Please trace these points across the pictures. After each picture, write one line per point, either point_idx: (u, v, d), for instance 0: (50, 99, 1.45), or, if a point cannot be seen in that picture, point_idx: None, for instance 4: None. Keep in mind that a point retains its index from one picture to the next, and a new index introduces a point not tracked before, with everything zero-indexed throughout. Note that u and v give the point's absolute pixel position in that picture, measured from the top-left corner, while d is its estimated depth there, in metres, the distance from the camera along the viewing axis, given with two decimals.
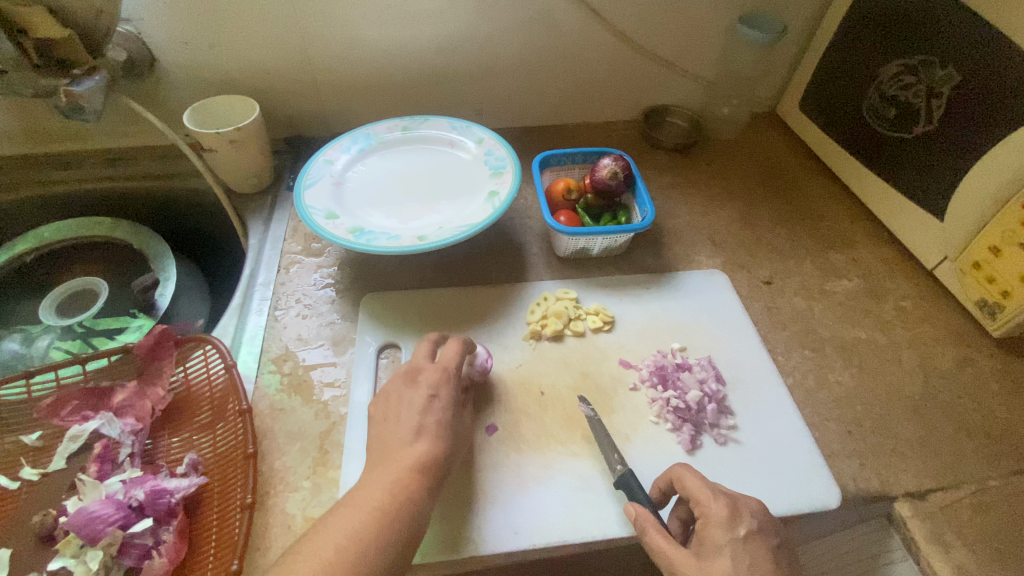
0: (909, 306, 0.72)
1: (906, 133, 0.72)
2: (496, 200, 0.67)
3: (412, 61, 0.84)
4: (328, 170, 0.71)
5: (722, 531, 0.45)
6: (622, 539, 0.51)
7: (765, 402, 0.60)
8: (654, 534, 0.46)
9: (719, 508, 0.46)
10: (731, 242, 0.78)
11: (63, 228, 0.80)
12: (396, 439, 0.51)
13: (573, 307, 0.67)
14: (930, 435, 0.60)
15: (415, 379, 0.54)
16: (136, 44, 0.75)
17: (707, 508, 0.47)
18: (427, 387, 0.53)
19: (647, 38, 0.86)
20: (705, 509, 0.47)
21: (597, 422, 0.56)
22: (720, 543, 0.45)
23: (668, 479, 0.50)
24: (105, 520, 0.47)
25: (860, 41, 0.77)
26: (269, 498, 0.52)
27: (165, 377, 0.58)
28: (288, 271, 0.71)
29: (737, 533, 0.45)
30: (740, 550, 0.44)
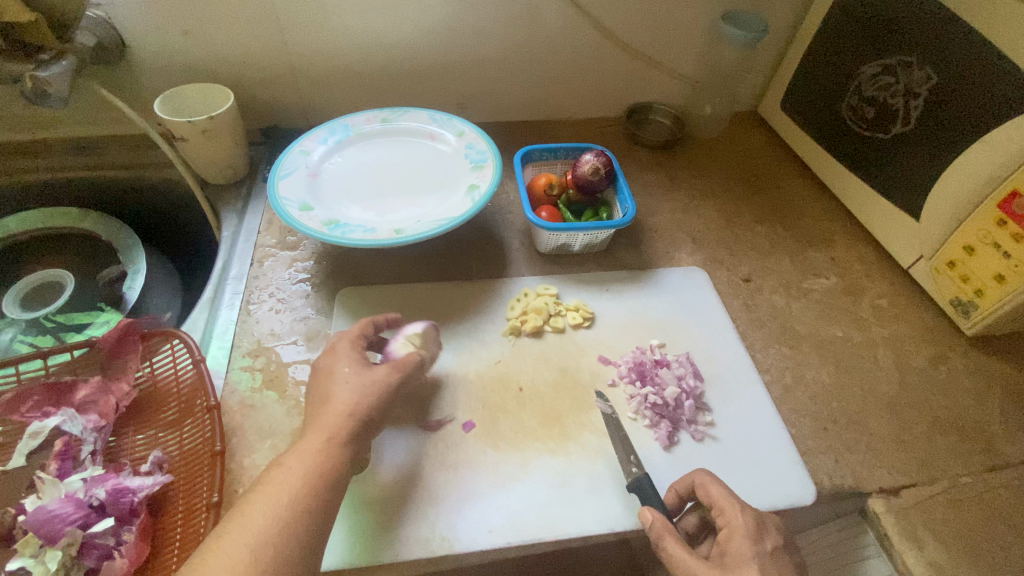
0: (885, 305, 0.72)
1: (884, 133, 0.72)
2: (476, 194, 0.66)
3: (393, 52, 0.82)
4: (304, 162, 0.70)
5: (750, 544, 0.45)
6: (598, 536, 0.51)
7: (743, 399, 0.60)
8: (672, 540, 0.46)
9: (745, 521, 0.46)
10: (712, 240, 0.78)
11: (30, 219, 0.77)
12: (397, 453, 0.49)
13: (553, 303, 0.66)
14: (904, 432, 0.61)
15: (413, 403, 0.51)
16: (106, 29, 0.72)
17: (732, 520, 0.46)
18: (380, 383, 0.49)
19: (630, 34, 0.86)
20: (730, 520, 0.46)
21: (613, 419, 0.57)
22: (745, 554, 0.44)
23: (689, 485, 0.50)
24: (63, 520, 0.45)
25: (840, 41, 0.78)
26: (237, 496, 0.51)
27: (131, 373, 0.56)
28: (262, 265, 0.70)
29: (763, 547, 0.45)
30: (767, 563, 0.44)
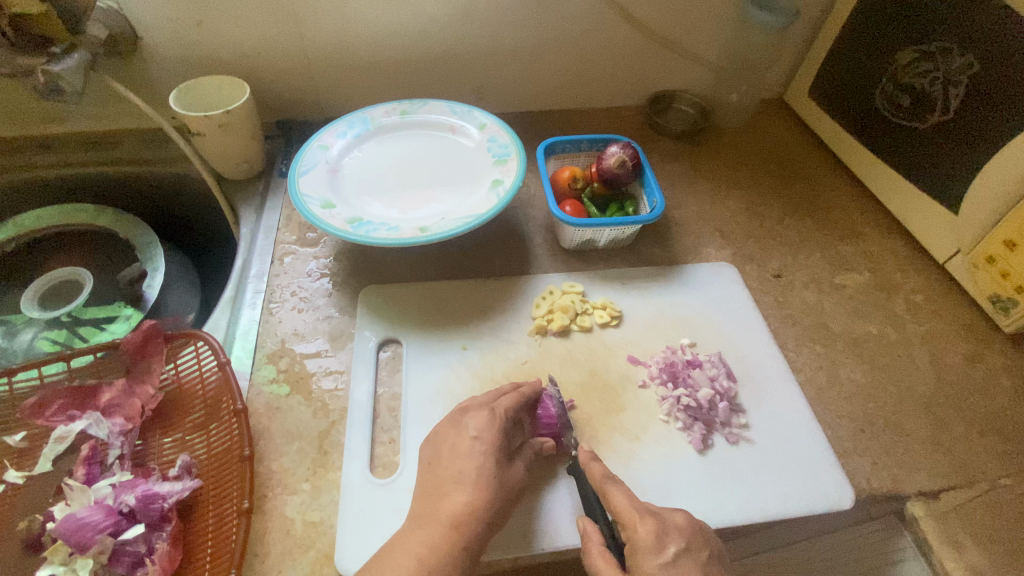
0: (920, 301, 0.70)
1: (921, 123, 0.69)
2: (501, 190, 0.65)
3: (411, 41, 0.80)
4: (323, 157, 0.68)
5: (649, 556, 0.43)
6: None
7: (777, 400, 0.59)
8: (601, 554, 0.45)
9: (645, 533, 0.43)
10: (740, 234, 0.76)
11: (45, 216, 0.76)
12: (434, 464, 0.48)
13: (579, 302, 0.65)
14: (942, 434, 0.59)
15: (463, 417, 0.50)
16: (118, 20, 0.70)
17: (633, 532, 0.44)
18: (472, 429, 0.49)
19: (654, 19, 0.83)
20: (631, 532, 0.44)
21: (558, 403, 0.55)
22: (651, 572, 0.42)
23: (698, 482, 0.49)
24: (94, 528, 0.45)
25: (875, 26, 0.74)
26: (267, 501, 0.50)
27: (155, 375, 0.55)
28: (282, 262, 0.69)
29: (666, 557, 0.43)
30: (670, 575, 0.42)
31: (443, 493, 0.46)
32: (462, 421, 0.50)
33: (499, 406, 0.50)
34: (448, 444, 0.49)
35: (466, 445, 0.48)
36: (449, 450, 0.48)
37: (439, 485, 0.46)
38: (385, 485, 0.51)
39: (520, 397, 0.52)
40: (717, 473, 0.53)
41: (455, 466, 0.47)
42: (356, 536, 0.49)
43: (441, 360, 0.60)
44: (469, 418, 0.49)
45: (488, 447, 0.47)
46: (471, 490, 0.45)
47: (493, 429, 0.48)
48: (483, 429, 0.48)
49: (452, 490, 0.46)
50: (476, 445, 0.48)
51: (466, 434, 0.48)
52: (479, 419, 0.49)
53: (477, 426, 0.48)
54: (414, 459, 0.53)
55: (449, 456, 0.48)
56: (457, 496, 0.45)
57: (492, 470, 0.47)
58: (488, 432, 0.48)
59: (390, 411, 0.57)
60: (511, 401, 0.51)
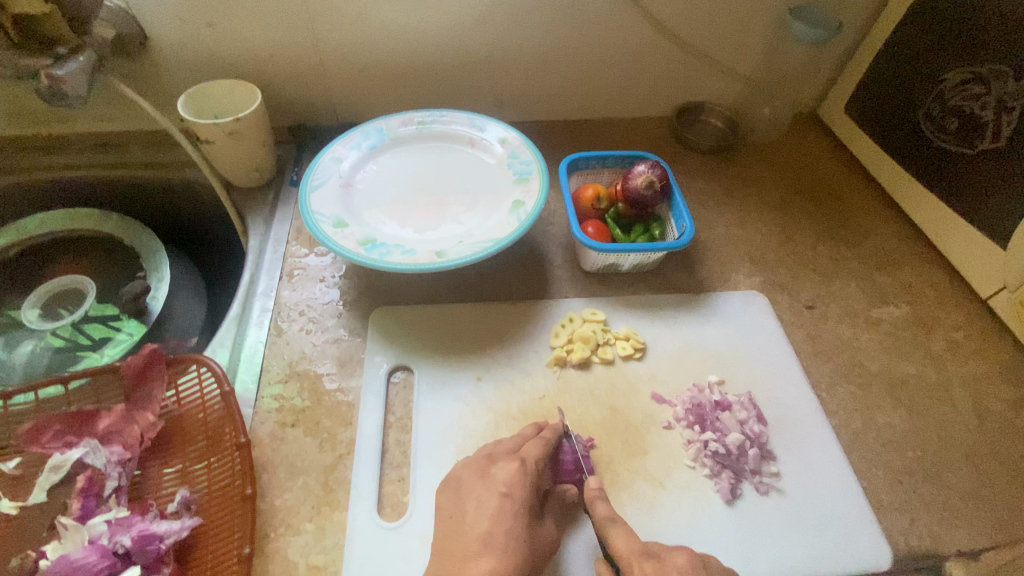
0: (961, 339, 0.66)
1: (970, 148, 0.65)
2: (522, 212, 0.61)
3: (429, 44, 0.76)
4: (336, 170, 0.65)
5: (634, 539, 0.44)
6: None
7: (809, 447, 0.56)
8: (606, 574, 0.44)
9: None
10: (770, 259, 0.72)
11: (49, 221, 0.74)
12: (456, 518, 0.46)
13: (601, 332, 0.62)
14: (984, 487, 0.55)
15: (491, 466, 0.49)
16: (126, 20, 0.67)
17: None
18: (501, 484, 0.47)
19: (685, 29, 0.79)
20: None
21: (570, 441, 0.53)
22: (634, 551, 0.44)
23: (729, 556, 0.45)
24: (88, 570, 0.43)
25: (922, 43, 0.70)
26: (269, 542, 0.48)
27: (156, 401, 0.52)
28: (291, 278, 0.66)
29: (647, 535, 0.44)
30: None
31: (470, 555, 0.44)
32: (490, 473, 0.48)
33: (528, 456, 0.49)
34: (475, 499, 0.47)
35: (495, 502, 0.46)
36: (475, 507, 0.46)
37: (463, 546, 0.45)
38: (394, 529, 0.49)
39: (546, 443, 0.50)
40: (744, 527, 0.51)
41: (482, 526, 0.45)
42: None
43: (455, 392, 0.57)
44: (498, 470, 0.48)
45: (518, 506, 0.46)
46: (492, 552, 0.44)
47: (522, 485, 0.47)
48: (512, 485, 0.47)
49: (479, 553, 0.44)
50: (506, 503, 0.46)
51: (495, 489, 0.47)
52: (509, 471, 0.48)
53: (506, 481, 0.47)
54: (425, 501, 0.50)
55: (476, 513, 0.46)
56: (484, 561, 0.43)
57: (524, 532, 0.45)
58: (518, 488, 0.47)
59: (400, 446, 0.54)
60: (540, 449, 0.50)
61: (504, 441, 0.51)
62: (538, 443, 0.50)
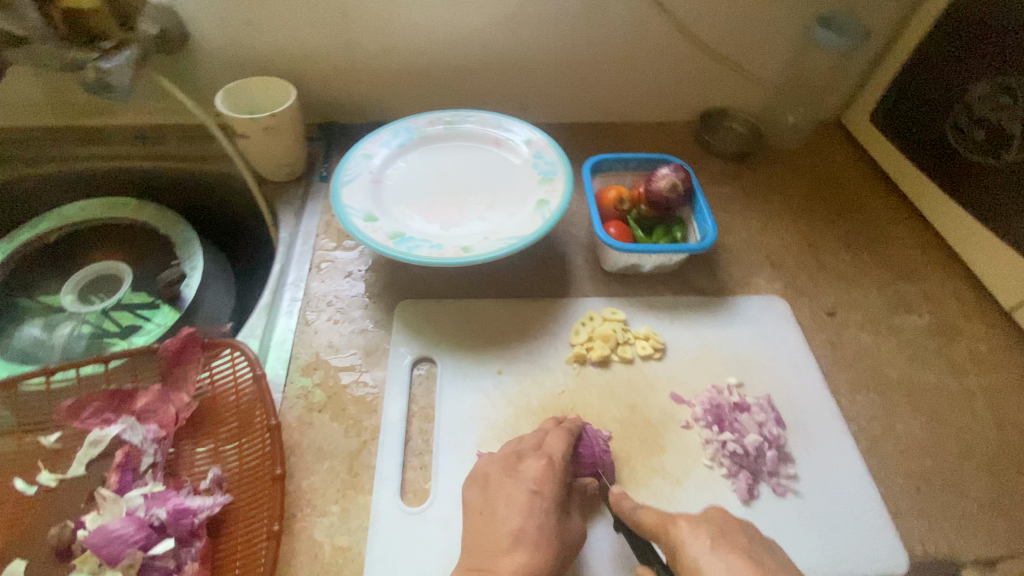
0: (983, 349, 0.66)
1: (994, 160, 0.65)
2: (547, 210, 0.63)
3: (459, 45, 0.78)
4: (366, 166, 0.67)
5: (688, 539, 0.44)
6: None
7: (827, 452, 0.56)
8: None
9: None
10: (792, 265, 0.72)
11: (88, 209, 0.77)
12: (487, 515, 0.48)
13: (621, 331, 0.63)
14: (1003, 497, 0.55)
15: (518, 462, 0.50)
16: (170, 18, 0.70)
17: None
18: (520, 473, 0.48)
19: (712, 35, 0.80)
20: None
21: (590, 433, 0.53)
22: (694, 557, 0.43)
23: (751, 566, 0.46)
24: (124, 541, 0.44)
25: (951, 50, 0.70)
26: (296, 522, 0.50)
27: (190, 382, 0.54)
28: (319, 270, 0.68)
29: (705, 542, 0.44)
30: None
31: (500, 551, 0.45)
32: (519, 470, 0.49)
33: (555, 452, 0.50)
34: (504, 496, 0.48)
35: (524, 499, 0.47)
36: (505, 503, 0.47)
37: (494, 541, 0.46)
38: (417, 514, 0.50)
39: (567, 435, 0.52)
40: (760, 527, 0.51)
41: (511, 525, 0.46)
42: (385, 567, 0.47)
43: (476, 384, 0.59)
44: (527, 467, 0.49)
45: (548, 503, 0.48)
46: (515, 544, 0.45)
47: (551, 482, 0.49)
48: (541, 483, 0.48)
49: (510, 547, 0.45)
50: (536, 500, 0.47)
51: (524, 486, 0.48)
52: (537, 468, 0.49)
53: (536, 479, 0.48)
54: (447, 489, 0.52)
55: (507, 508, 0.47)
56: (516, 555, 0.45)
57: (554, 528, 0.47)
58: (547, 486, 0.48)
59: (423, 434, 0.56)
60: (565, 447, 0.51)
61: (527, 437, 0.52)
62: (560, 433, 0.52)
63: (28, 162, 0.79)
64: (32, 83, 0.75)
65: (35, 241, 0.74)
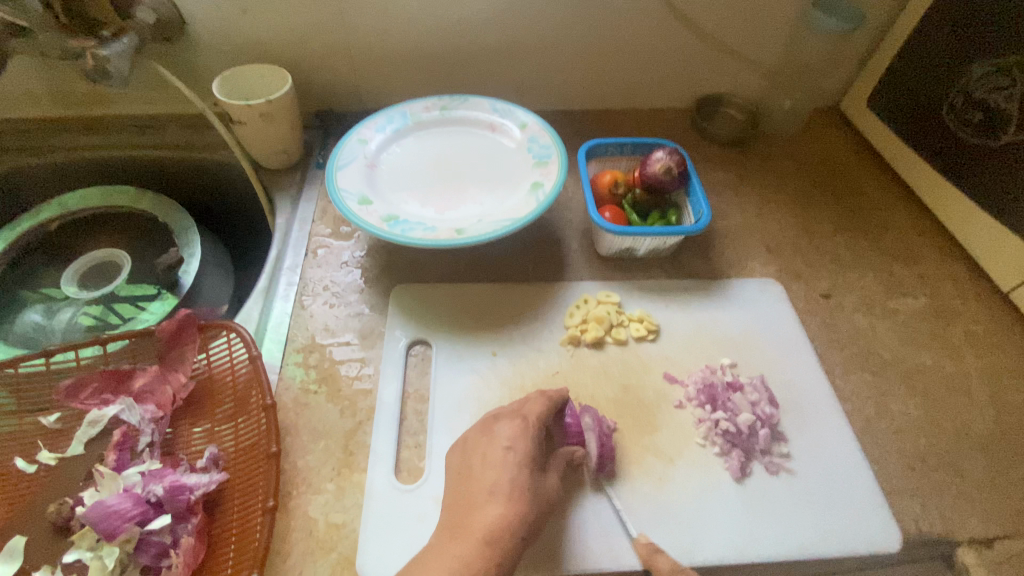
0: (980, 331, 0.66)
1: (993, 140, 0.65)
2: (541, 193, 0.63)
3: (455, 33, 0.78)
4: (362, 152, 0.67)
5: None
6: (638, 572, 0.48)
7: (821, 431, 0.56)
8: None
9: None
10: (787, 249, 0.72)
11: (88, 197, 0.78)
12: (466, 476, 0.48)
13: (615, 313, 0.63)
14: (998, 477, 0.55)
15: None
16: (166, 5, 0.70)
17: None
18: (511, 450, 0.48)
19: (708, 20, 0.80)
20: None
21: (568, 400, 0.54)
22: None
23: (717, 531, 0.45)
24: (122, 516, 0.45)
25: (947, 34, 0.69)
26: (291, 499, 0.50)
27: (188, 364, 0.55)
28: (315, 255, 0.68)
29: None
30: None
31: (476, 510, 0.46)
32: (494, 430, 0.50)
33: (530, 413, 0.50)
34: (479, 455, 0.49)
35: (499, 456, 0.48)
36: (481, 460, 0.48)
37: (470, 498, 0.47)
38: (411, 492, 0.51)
39: (549, 403, 0.51)
40: (752, 505, 0.51)
41: (487, 479, 0.47)
42: (378, 543, 0.48)
43: (470, 365, 0.59)
44: (499, 427, 0.50)
45: (521, 458, 0.48)
46: (498, 508, 0.45)
47: (525, 439, 0.48)
48: (514, 439, 0.48)
49: (484, 502, 0.46)
50: (508, 456, 0.48)
51: (497, 444, 0.48)
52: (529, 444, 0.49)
53: (508, 436, 0.49)
54: (440, 467, 0.52)
55: (483, 466, 0.48)
56: (491, 509, 0.45)
57: (527, 482, 0.47)
58: (521, 442, 0.48)
59: (417, 415, 0.56)
60: (542, 407, 0.51)
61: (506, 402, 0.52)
62: (539, 399, 0.52)
63: (28, 151, 0.79)
64: (31, 72, 0.75)
65: (37, 228, 0.75)
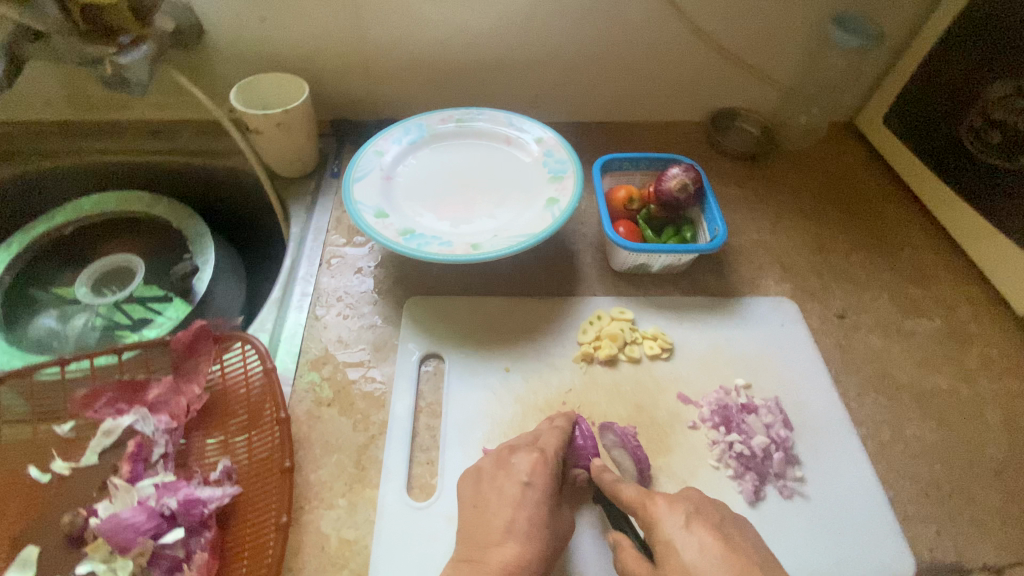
0: (996, 355, 0.65)
1: (1012, 163, 0.64)
2: (557, 208, 0.63)
3: (472, 44, 0.78)
4: (378, 163, 0.67)
5: (662, 517, 0.43)
6: None
7: (834, 456, 0.56)
8: None
9: None
10: (802, 267, 0.72)
11: (103, 202, 0.78)
12: (475, 503, 0.48)
13: (629, 330, 0.63)
14: (1014, 504, 0.54)
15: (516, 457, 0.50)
16: (185, 14, 0.72)
17: None
18: (523, 473, 0.48)
19: (726, 34, 0.79)
20: None
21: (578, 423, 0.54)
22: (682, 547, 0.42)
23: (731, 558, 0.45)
24: (135, 529, 0.45)
25: (967, 54, 0.69)
26: (304, 514, 0.50)
27: (202, 374, 0.55)
28: (329, 266, 0.68)
29: (678, 518, 0.43)
30: None
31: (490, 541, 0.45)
32: (509, 460, 0.50)
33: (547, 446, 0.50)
34: (496, 488, 0.48)
35: (514, 489, 0.48)
36: (496, 496, 0.48)
37: (485, 532, 0.46)
38: (422, 509, 0.51)
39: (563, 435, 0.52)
40: (767, 529, 0.51)
41: (503, 514, 0.47)
42: (389, 561, 0.48)
43: (483, 381, 0.59)
44: (516, 457, 0.49)
45: (539, 495, 0.48)
46: (517, 541, 0.45)
47: (543, 473, 0.49)
48: (533, 474, 0.49)
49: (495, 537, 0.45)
50: (527, 492, 0.48)
51: (514, 476, 0.48)
52: (537, 464, 0.49)
53: (526, 468, 0.49)
54: (453, 485, 0.52)
55: (498, 493, 0.48)
56: (504, 546, 0.45)
57: (540, 515, 0.47)
58: (540, 477, 0.48)
59: (429, 430, 0.56)
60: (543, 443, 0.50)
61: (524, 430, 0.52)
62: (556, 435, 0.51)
63: (46, 154, 0.80)
64: (50, 79, 0.76)
65: (51, 233, 0.76)
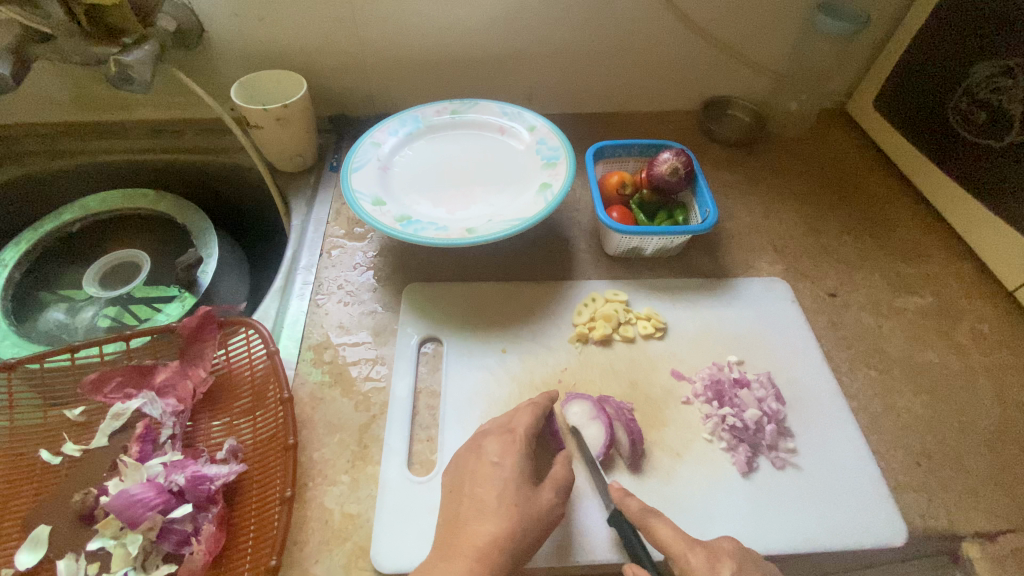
0: (987, 330, 0.66)
1: (998, 141, 0.65)
2: (550, 193, 0.64)
3: (466, 39, 0.80)
4: (375, 154, 0.69)
5: None
6: (613, 564, 0.49)
7: (826, 428, 0.57)
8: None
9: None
10: (794, 249, 0.73)
11: (109, 199, 0.80)
12: (474, 476, 0.49)
13: (623, 311, 0.64)
14: (1005, 473, 0.55)
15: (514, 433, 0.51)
16: (185, 13, 0.73)
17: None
18: (520, 446, 0.50)
19: (715, 24, 0.81)
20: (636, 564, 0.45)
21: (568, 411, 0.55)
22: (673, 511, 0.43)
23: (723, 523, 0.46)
24: (145, 505, 0.46)
25: (951, 37, 0.70)
26: (308, 490, 0.51)
27: (208, 359, 0.57)
28: (330, 256, 0.70)
29: None
30: None
31: (488, 510, 0.46)
32: (507, 433, 0.51)
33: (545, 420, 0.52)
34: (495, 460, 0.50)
35: (512, 461, 0.49)
36: (495, 467, 0.49)
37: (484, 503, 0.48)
38: (423, 484, 0.52)
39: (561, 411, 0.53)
40: (761, 498, 0.52)
41: (502, 483, 0.48)
42: (390, 534, 0.49)
43: (481, 362, 0.60)
44: (514, 431, 0.51)
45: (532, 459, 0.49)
46: (516, 510, 0.46)
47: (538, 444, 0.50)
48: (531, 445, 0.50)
49: (495, 507, 0.46)
50: (524, 461, 0.49)
51: (512, 449, 0.50)
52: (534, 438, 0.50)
53: (525, 442, 0.50)
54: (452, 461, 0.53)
55: (496, 466, 0.49)
56: (503, 513, 0.46)
57: (538, 486, 0.48)
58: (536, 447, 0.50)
59: (429, 409, 0.57)
60: (526, 413, 0.51)
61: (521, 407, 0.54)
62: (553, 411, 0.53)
63: (54, 155, 0.82)
64: (57, 81, 0.78)
65: (58, 230, 0.77)
